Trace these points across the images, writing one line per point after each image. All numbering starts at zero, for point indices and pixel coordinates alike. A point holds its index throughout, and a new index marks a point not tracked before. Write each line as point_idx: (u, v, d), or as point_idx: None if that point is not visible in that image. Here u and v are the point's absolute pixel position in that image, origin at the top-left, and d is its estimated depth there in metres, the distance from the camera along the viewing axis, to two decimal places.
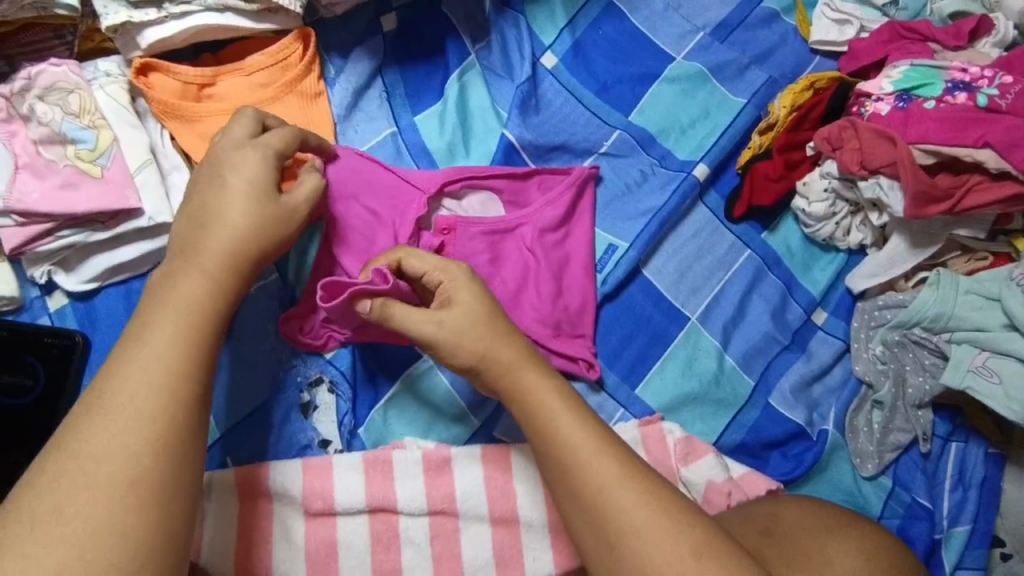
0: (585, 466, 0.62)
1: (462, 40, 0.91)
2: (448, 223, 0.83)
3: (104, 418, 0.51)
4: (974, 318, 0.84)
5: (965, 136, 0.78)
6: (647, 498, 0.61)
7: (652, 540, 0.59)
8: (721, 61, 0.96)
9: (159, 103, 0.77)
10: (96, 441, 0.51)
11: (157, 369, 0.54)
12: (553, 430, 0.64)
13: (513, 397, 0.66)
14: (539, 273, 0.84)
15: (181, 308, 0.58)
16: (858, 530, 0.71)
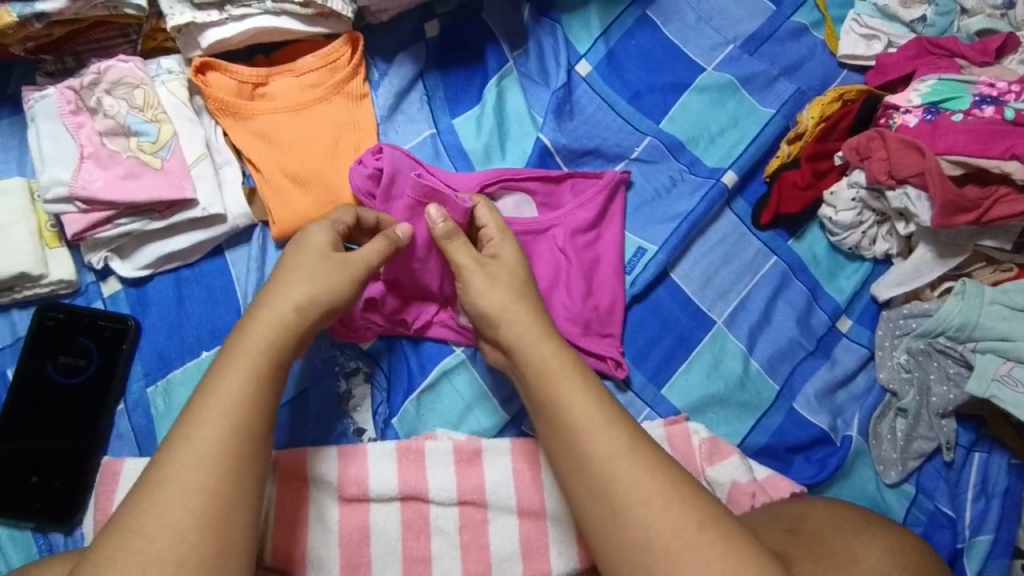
0: (595, 435, 0.64)
1: (501, 47, 0.95)
2: None
3: (161, 491, 0.57)
4: (1000, 327, 0.85)
5: (992, 148, 0.80)
6: (653, 468, 0.62)
7: (655, 509, 0.60)
8: (751, 72, 0.99)
9: (215, 100, 0.81)
10: (151, 517, 0.56)
11: (206, 446, 0.58)
12: (566, 402, 0.66)
13: (531, 366, 0.68)
14: (570, 272, 0.87)
15: (243, 372, 0.62)
16: (882, 529, 0.72)
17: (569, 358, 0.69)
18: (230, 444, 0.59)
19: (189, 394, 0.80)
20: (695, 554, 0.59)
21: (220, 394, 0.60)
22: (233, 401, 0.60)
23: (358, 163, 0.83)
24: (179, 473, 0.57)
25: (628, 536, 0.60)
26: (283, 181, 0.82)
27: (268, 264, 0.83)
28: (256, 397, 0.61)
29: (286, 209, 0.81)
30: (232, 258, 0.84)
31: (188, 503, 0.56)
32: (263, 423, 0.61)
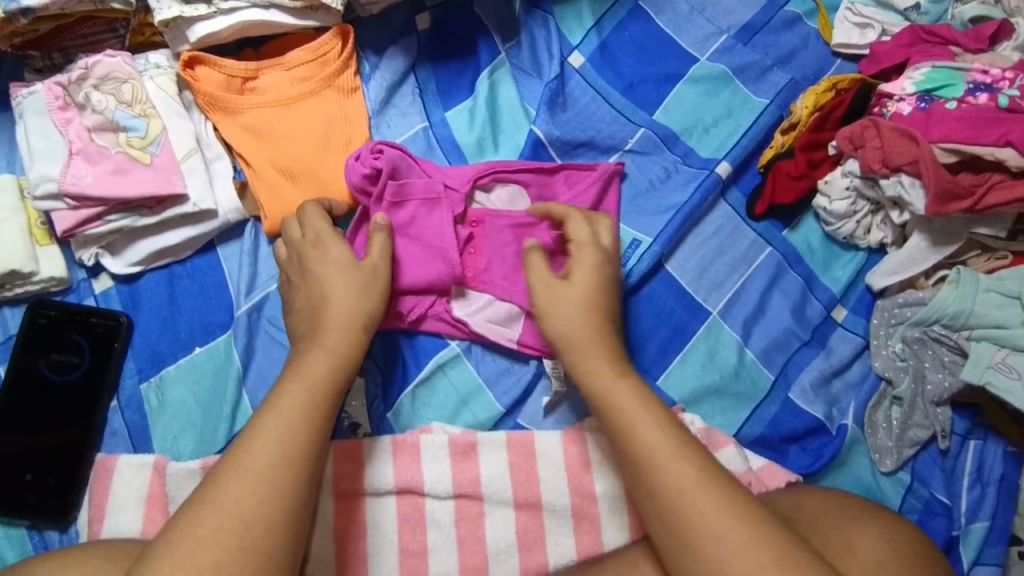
0: (666, 469, 0.65)
1: (493, 40, 0.94)
2: (477, 216, 0.86)
3: (243, 485, 0.60)
4: (994, 315, 0.84)
5: (985, 135, 0.78)
6: (725, 504, 0.63)
7: (733, 546, 0.61)
8: (744, 62, 0.99)
9: (205, 95, 0.81)
10: (239, 508, 0.59)
11: (288, 449, 0.62)
12: (636, 433, 0.68)
13: (600, 395, 0.72)
14: (564, 265, 0.86)
15: (308, 381, 0.67)
16: (882, 516, 0.72)
17: (640, 391, 0.71)
18: (312, 447, 0.64)
19: (183, 390, 0.80)
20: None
21: (297, 401, 0.65)
22: (307, 408, 0.65)
23: (355, 159, 0.83)
24: (265, 471, 0.61)
25: (706, 568, 0.62)
26: (274, 175, 0.82)
27: (261, 259, 0.83)
28: (325, 406, 0.67)
29: (278, 205, 0.81)
30: (225, 254, 0.83)
31: (276, 498, 0.60)
32: (324, 433, 0.65)
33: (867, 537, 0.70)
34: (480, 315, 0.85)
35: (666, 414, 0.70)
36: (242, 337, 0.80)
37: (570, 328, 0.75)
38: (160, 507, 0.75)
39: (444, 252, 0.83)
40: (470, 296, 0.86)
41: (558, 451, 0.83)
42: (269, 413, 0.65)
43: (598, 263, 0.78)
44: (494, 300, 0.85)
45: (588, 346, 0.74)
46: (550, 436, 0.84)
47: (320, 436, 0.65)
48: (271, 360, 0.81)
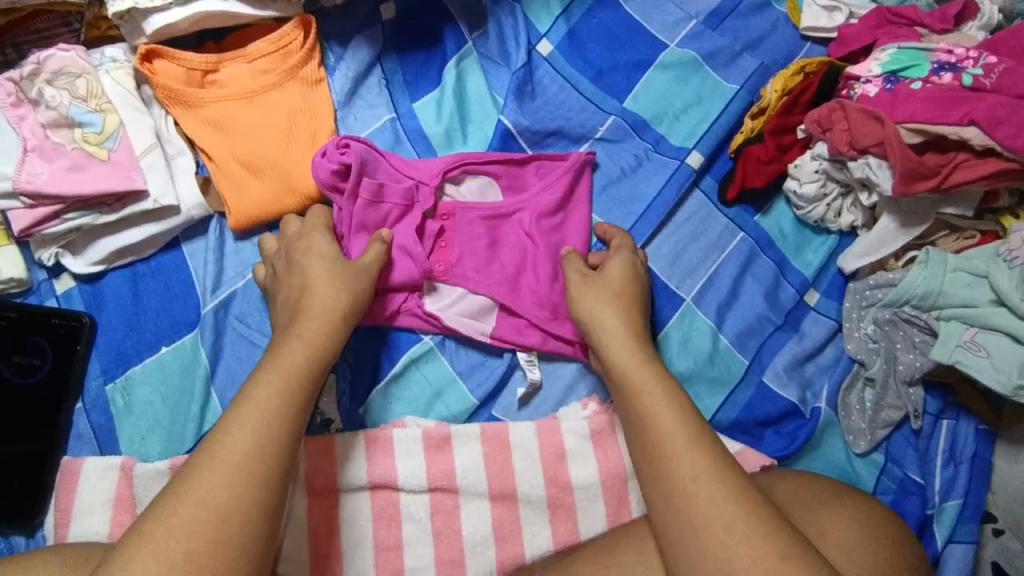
0: (680, 455, 0.65)
1: (460, 29, 0.93)
2: (447, 209, 0.86)
3: (217, 474, 0.59)
4: (962, 294, 0.83)
5: (950, 114, 0.77)
6: (737, 495, 0.63)
7: (740, 536, 0.61)
8: (713, 48, 0.98)
9: (164, 89, 0.79)
10: (212, 498, 0.58)
11: (264, 439, 0.61)
12: (654, 417, 0.68)
13: (626, 379, 0.72)
14: (537, 256, 0.86)
15: (285, 373, 0.66)
16: (852, 499, 0.73)
17: (664, 380, 0.71)
18: (287, 438, 0.63)
19: (150, 390, 0.78)
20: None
21: (272, 392, 0.64)
22: (281, 400, 0.64)
23: (321, 156, 0.80)
24: (241, 461, 0.60)
25: (711, 556, 0.61)
26: (237, 170, 0.81)
27: (227, 255, 0.82)
28: (301, 398, 0.66)
29: (243, 201, 0.80)
30: (190, 251, 0.82)
31: (251, 489, 0.59)
32: (300, 424, 0.64)
33: (839, 523, 0.70)
34: (453, 309, 0.85)
35: (689, 403, 0.70)
36: (209, 335, 0.79)
37: (603, 318, 0.77)
38: (128, 509, 0.74)
39: (408, 251, 0.82)
40: (442, 290, 0.85)
41: (532, 442, 0.83)
42: (247, 403, 0.63)
43: (631, 260, 0.82)
44: (467, 294, 0.85)
45: (615, 334, 0.76)
46: (524, 427, 0.84)
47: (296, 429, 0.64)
48: (240, 357, 0.80)
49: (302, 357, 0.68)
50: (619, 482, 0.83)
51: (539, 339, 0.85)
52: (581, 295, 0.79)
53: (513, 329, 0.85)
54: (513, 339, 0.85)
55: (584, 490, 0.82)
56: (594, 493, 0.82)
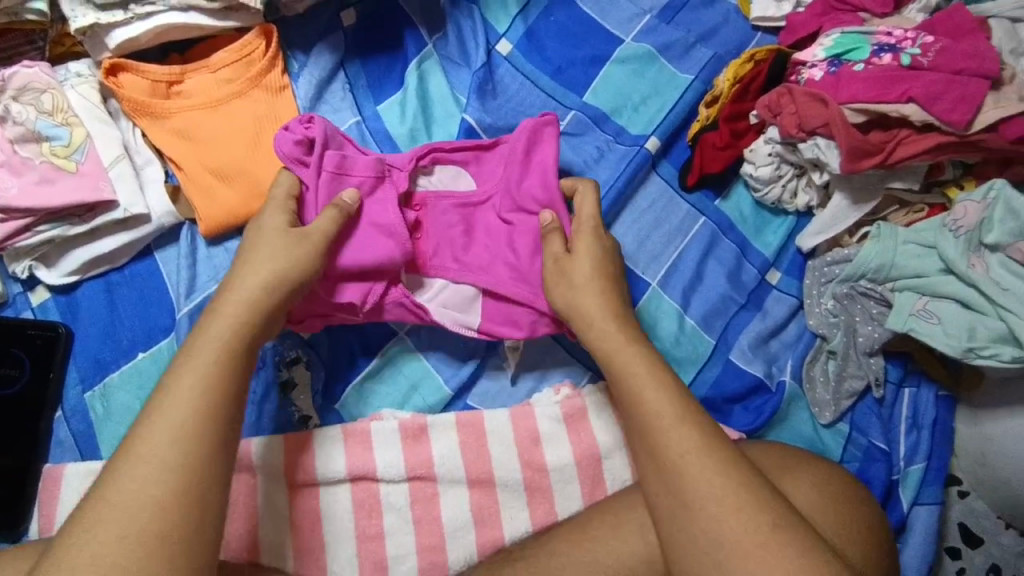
0: (669, 433, 0.67)
1: (419, 32, 0.95)
2: (420, 199, 0.87)
3: (140, 470, 0.58)
4: (913, 265, 0.86)
5: (889, 93, 0.81)
6: (724, 470, 0.65)
7: (728, 508, 0.63)
8: (668, 41, 1.02)
9: (129, 102, 0.81)
10: (134, 492, 0.57)
11: (184, 430, 0.60)
12: (641, 397, 0.70)
13: (611, 360, 0.73)
14: (511, 237, 0.86)
15: (207, 353, 0.64)
16: (816, 464, 0.76)
17: (650, 357, 0.73)
18: (209, 426, 0.61)
19: (128, 395, 0.80)
20: (763, 551, 0.61)
21: (191, 385, 0.62)
22: (200, 392, 0.62)
23: (285, 129, 0.80)
24: (159, 454, 0.58)
25: (703, 530, 0.63)
26: (205, 176, 0.82)
27: (200, 259, 0.84)
28: (225, 385, 0.63)
29: (212, 206, 0.82)
30: (162, 258, 0.84)
31: (174, 481, 0.58)
32: (225, 401, 0.63)
33: (805, 484, 0.73)
34: (438, 300, 0.85)
35: (673, 380, 0.71)
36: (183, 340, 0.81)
37: (574, 290, 0.77)
38: None
39: (384, 228, 0.81)
40: (428, 284, 0.86)
41: (507, 428, 0.85)
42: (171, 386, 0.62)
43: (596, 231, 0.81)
44: (449, 284, 0.86)
45: (594, 315, 0.76)
46: (498, 414, 0.86)
47: (220, 407, 0.62)
48: None
49: (224, 343, 0.65)
50: (593, 462, 0.85)
51: (527, 330, 0.84)
52: (557, 290, 0.78)
53: (498, 319, 0.85)
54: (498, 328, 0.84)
55: (560, 472, 0.85)
56: (569, 475, 0.85)
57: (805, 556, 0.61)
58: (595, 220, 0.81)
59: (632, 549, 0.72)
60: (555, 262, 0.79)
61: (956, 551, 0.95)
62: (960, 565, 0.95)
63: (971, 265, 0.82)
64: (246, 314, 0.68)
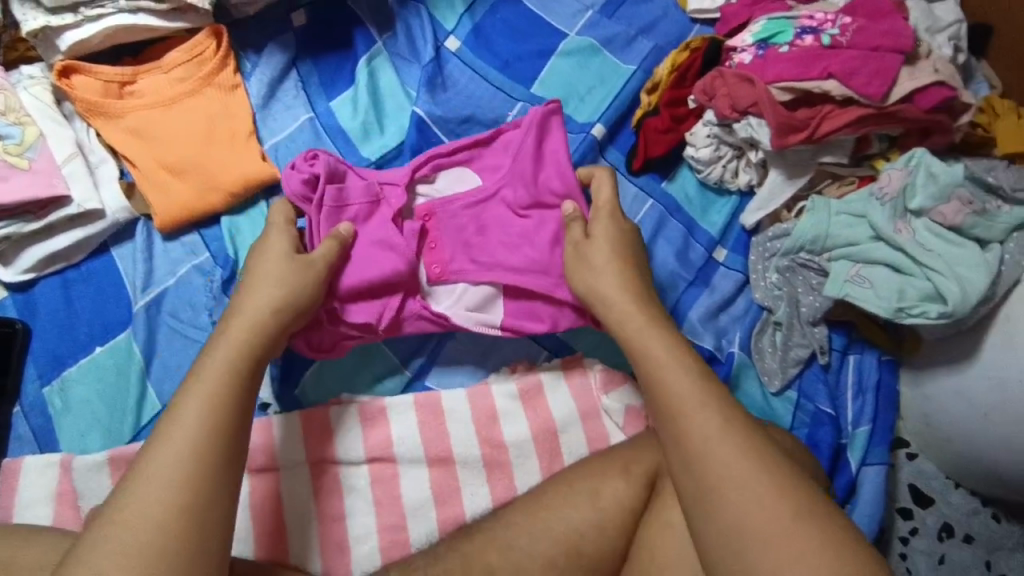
0: (691, 416, 0.61)
1: (369, 31, 0.99)
2: (426, 210, 0.87)
3: (145, 488, 0.57)
4: (846, 234, 0.90)
5: (811, 70, 0.87)
6: (749, 453, 0.59)
7: (752, 495, 0.57)
8: (610, 34, 1.06)
9: (83, 102, 0.83)
10: (139, 512, 0.56)
11: (191, 447, 0.59)
12: (661, 377, 0.65)
13: (631, 343, 0.69)
14: (526, 228, 0.86)
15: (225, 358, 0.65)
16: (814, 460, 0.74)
17: (671, 337, 0.68)
18: (217, 443, 0.60)
19: (86, 388, 0.82)
20: (788, 542, 0.55)
21: (198, 404, 0.61)
22: (206, 410, 0.61)
23: (292, 168, 0.81)
24: (164, 473, 0.57)
25: (723, 518, 0.57)
26: (159, 173, 0.85)
27: (156, 254, 0.87)
28: (233, 403, 0.63)
29: (166, 201, 0.85)
30: (119, 254, 0.87)
31: (177, 498, 0.56)
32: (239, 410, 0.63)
33: (812, 467, 0.72)
34: (459, 304, 0.87)
35: (695, 358, 0.66)
36: (141, 333, 0.84)
37: (595, 272, 0.76)
38: (71, 503, 0.77)
39: (390, 242, 0.82)
40: (441, 292, 0.87)
41: (464, 407, 0.87)
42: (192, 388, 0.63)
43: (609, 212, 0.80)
44: (469, 286, 0.87)
45: (614, 296, 0.73)
46: (456, 394, 0.88)
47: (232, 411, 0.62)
48: (174, 352, 0.84)
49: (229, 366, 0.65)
50: (549, 436, 0.88)
51: (549, 323, 0.85)
52: (580, 273, 0.77)
53: (520, 316, 0.86)
54: (520, 324, 0.86)
55: (517, 447, 0.87)
56: (527, 450, 0.87)
57: (835, 548, 0.55)
58: (614, 204, 0.80)
59: (584, 515, 0.73)
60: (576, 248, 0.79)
61: (908, 511, 0.97)
62: (912, 525, 0.97)
63: (898, 230, 0.87)
64: (246, 337, 0.67)
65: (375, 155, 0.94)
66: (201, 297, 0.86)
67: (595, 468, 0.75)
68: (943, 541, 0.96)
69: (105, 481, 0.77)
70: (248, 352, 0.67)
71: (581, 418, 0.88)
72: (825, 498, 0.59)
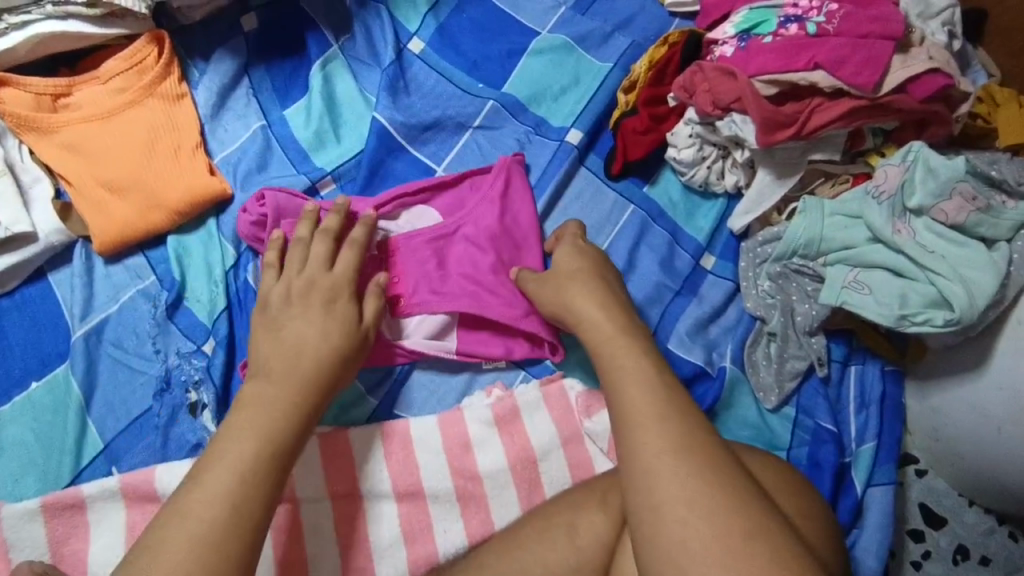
0: (644, 428, 0.56)
1: (324, 34, 0.94)
2: (389, 245, 0.82)
3: (174, 537, 0.54)
4: (841, 237, 0.84)
5: (797, 61, 0.81)
6: (703, 471, 0.53)
7: (700, 510, 0.51)
8: (585, 31, 1.00)
9: (12, 117, 0.80)
10: (161, 563, 0.52)
11: (226, 499, 0.56)
12: (623, 388, 0.60)
13: (599, 354, 0.65)
14: (484, 261, 0.83)
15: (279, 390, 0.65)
16: (810, 493, 0.66)
17: (644, 347, 0.64)
18: (254, 497, 0.57)
19: (21, 427, 0.75)
20: (735, 563, 0.49)
21: (240, 452, 0.59)
22: (246, 460, 0.58)
23: (242, 211, 0.81)
24: (195, 523, 0.54)
25: (666, 535, 0.51)
26: (97, 191, 0.80)
27: (97, 278, 0.81)
28: (276, 458, 0.60)
29: (103, 219, 0.80)
30: (56, 280, 0.81)
31: (202, 553, 0.53)
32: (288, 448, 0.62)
33: (805, 512, 0.63)
34: (417, 333, 0.81)
35: (664, 374, 0.61)
36: (79, 364, 0.77)
37: (562, 289, 0.74)
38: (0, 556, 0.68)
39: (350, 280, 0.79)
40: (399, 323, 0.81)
41: (435, 435, 0.80)
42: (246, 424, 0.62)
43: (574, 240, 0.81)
44: (424, 317, 0.81)
45: (585, 308, 0.70)
46: (427, 421, 0.80)
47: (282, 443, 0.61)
48: (117, 385, 0.77)
49: (278, 421, 0.62)
50: (528, 465, 0.80)
51: (504, 349, 0.82)
52: (545, 292, 0.76)
53: (477, 342, 0.82)
54: (473, 351, 0.81)
55: (493, 478, 0.79)
56: (503, 481, 0.79)
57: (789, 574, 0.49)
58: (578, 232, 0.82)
59: (560, 558, 0.65)
60: (535, 289, 0.77)
61: (919, 533, 0.90)
62: (925, 548, 0.89)
63: (897, 231, 0.81)
64: (296, 397, 0.65)
65: (328, 164, 0.88)
66: (145, 325, 0.80)
67: (574, 499, 0.68)
68: (958, 564, 0.89)
69: (39, 531, 0.69)
70: (298, 411, 0.64)
71: (562, 443, 0.81)
72: (789, 533, 0.52)
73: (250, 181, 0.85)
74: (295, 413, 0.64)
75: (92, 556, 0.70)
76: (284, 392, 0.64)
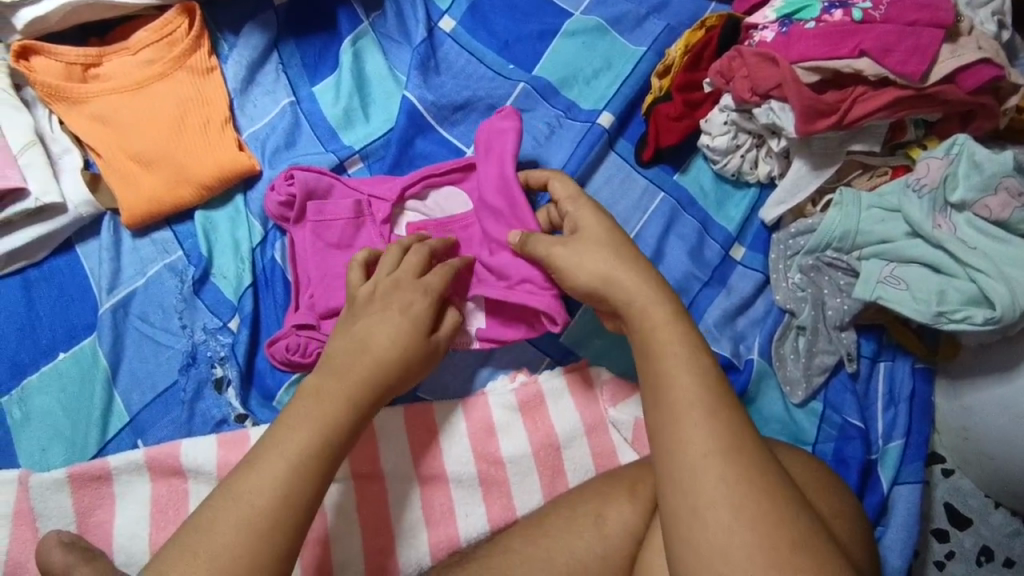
0: (694, 427, 0.55)
1: (355, 11, 0.93)
2: (417, 227, 0.81)
3: (222, 520, 0.53)
4: (878, 231, 0.82)
5: (841, 48, 0.79)
6: (751, 478, 0.52)
7: (744, 519, 0.50)
8: (619, 13, 0.98)
9: (45, 86, 0.80)
10: (210, 552, 0.52)
11: (280, 488, 0.55)
12: (671, 384, 0.58)
13: (645, 338, 0.62)
14: None
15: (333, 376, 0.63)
16: (840, 491, 0.64)
17: (690, 336, 0.61)
18: (305, 480, 0.56)
19: (49, 398, 0.75)
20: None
21: (298, 438, 0.58)
22: (306, 451, 0.57)
23: (272, 190, 0.80)
24: (248, 511, 0.54)
25: (707, 540, 0.51)
26: (126, 163, 0.80)
27: (125, 253, 0.81)
28: (330, 453, 0.59)
29: (132, 191, 0.79)
30: (84, 252, 0.81)
31: (252, 536, 0.53)
32: (339, 436, 0.60)
33: (838, 512, 0.62)
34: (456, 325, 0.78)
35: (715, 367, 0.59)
36: (107, 336, 0.77)
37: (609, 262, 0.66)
38: (28, 524, 0.68)
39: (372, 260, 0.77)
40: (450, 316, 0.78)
41: (459, 420, 0.79)
42: (301, 410, 0.60)
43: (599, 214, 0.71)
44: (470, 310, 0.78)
45: None
46: (450, 403, 0.80)
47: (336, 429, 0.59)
48: (143, 359, 0.77)
49: (334, 411, 0.60)
50: (552, 452, 0.80)
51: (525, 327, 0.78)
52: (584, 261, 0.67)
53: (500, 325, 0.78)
54: (499, 334, 0.78)
55: (516, 464, 0.79)
56: (526, 466, 0.79)
57: None
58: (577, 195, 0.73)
59: (590, 546, 0.64)
60: None
61: (943, 533, 0.89)
62: (949, 548, 0.88)
63: (937, 226, 0.79)
64: (358, 394, 0.62)
65: (357, 143, 0.87)
66: (171, 299, 0.80)
67: (598, 489, 0.68)
68: (982, 566, 0.88)
69: (66, 501, 0.70)
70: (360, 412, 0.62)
71: (586, 431, 0.81)
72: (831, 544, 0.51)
73: (278, 158, 0.84)
74: (354, 410, 0.62)
75: (117, 528, 0.70)
76: (349, 387, 0.62)
